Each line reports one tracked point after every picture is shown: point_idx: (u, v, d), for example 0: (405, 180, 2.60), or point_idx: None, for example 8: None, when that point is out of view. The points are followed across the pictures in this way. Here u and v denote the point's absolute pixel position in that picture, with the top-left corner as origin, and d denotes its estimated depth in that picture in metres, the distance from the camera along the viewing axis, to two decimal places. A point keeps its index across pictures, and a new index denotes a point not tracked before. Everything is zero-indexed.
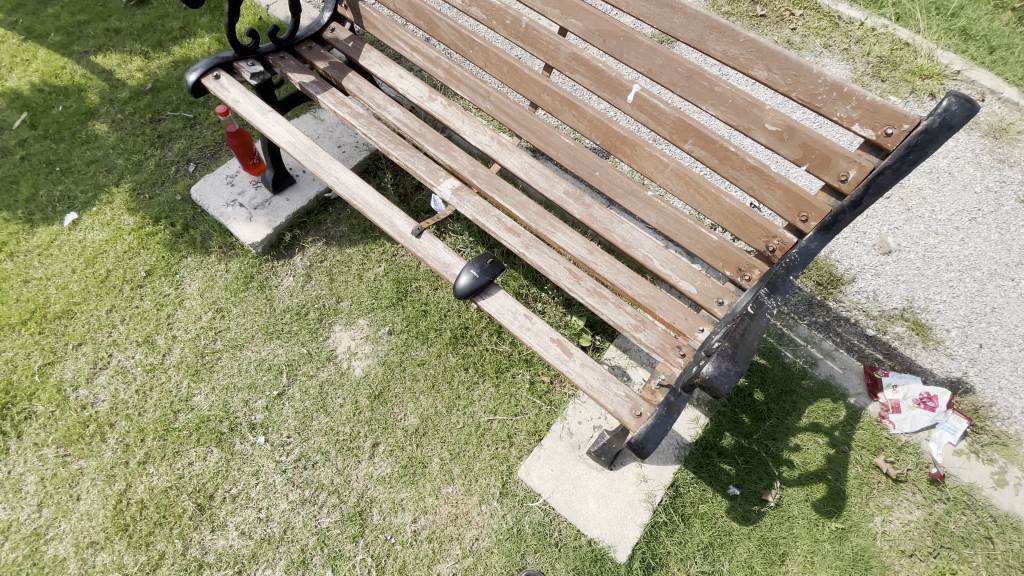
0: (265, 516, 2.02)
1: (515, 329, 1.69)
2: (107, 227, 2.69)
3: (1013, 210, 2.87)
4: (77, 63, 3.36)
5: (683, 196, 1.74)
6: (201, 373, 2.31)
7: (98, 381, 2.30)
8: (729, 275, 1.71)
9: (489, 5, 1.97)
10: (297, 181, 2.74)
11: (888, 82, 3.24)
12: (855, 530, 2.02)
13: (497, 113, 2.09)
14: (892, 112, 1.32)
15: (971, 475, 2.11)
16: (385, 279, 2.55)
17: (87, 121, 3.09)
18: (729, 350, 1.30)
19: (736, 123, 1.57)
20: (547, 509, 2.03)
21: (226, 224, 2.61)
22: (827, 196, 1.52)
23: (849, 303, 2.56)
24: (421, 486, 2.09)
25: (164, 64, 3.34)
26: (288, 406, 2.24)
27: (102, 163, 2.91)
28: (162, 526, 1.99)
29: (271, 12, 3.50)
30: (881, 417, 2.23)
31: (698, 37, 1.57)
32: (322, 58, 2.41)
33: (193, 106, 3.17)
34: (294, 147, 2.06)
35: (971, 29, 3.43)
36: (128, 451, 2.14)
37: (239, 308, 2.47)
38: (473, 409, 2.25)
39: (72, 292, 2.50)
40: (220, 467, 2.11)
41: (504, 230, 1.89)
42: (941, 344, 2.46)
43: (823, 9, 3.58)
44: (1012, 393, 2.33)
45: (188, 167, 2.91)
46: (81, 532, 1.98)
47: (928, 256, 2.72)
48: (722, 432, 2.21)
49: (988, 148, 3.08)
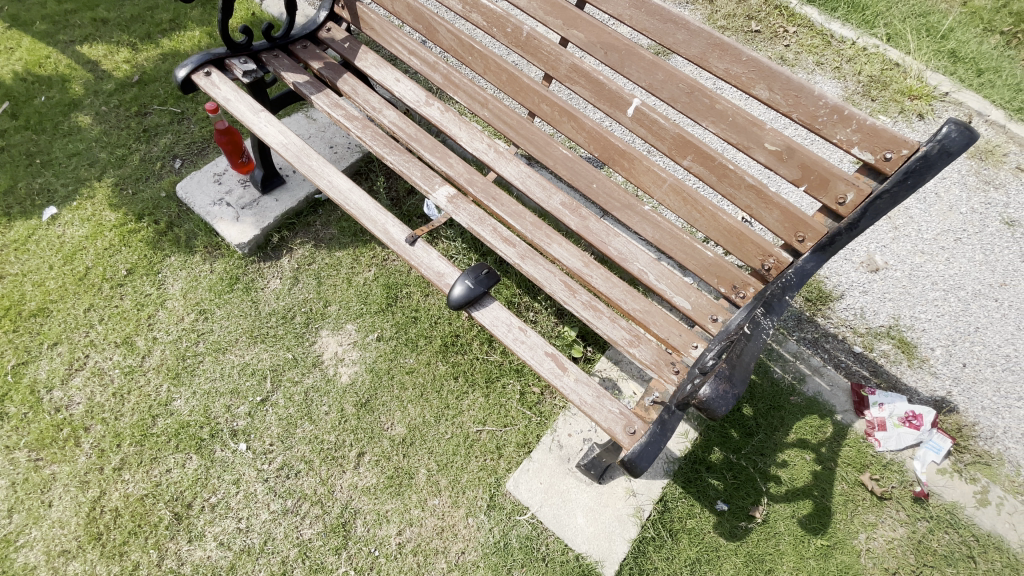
0: (245, 526, 1.96)
1: (508, 342, 1.67)
2: (87, 222, 2.61)
3: (997, 232, 2.92)
4: (61, 52, 3.26)
5: (680, 212, 1.73)
6: (182, 377, 2.25)
7: (73, 383, 2.22)
8: (723, 291, 1.70)
9: (489, 12, 1.95)
10: (287, 181, 2.68)
11: (878, 102, 3.30)
12: (840, 547, 2.03)
13: (495, 121, 2.06)
14: (891, 137, 1.32)
15: (953, 493, 2.13)
16: (375, 284, 2.51)
17: (70, 112, 3.00)
18: (726, 371, 1.29)
19: (735, 141, 1.57)
20: (534, 523, 2.00)
21: (213, 223, 2.54)
22: (824, 217, 1.52)
23: (837, 319, 2.58)
24: (406, 498, 2.05)
25: (152, 57, 3.26)
26: (271, 412, 2.19)
27: (85, 156, 2.83)
28: (137, 536, 1.92)
29: (265, 8, 3.44)
30: (867, 434, 2.24)
31: (701, 53, 1.57)
32: (317, 58, 2.36)
33: (181, 100, 3.09)
34: (286, 149, 2.01)
35: (959, 52, 3.49)
36: (103, 456, 2.07)
37: (223, 309, 2.41)
38: (462, 419, 2.22)
39: (48, 289, 2.41)
40: (199, 475, 2.05)
41: (499, 240, 1.86)
42: (925, 362, 2.49)
43: (816, 27, 3.63)
44: (994, 412, 2.36)
45: (174, 163, 2.83)
46: (52, 540, 1.90)
47: (914, 274, 2.76)
48: (711, 446, 2.20)
49: (974, 170, 3.14)
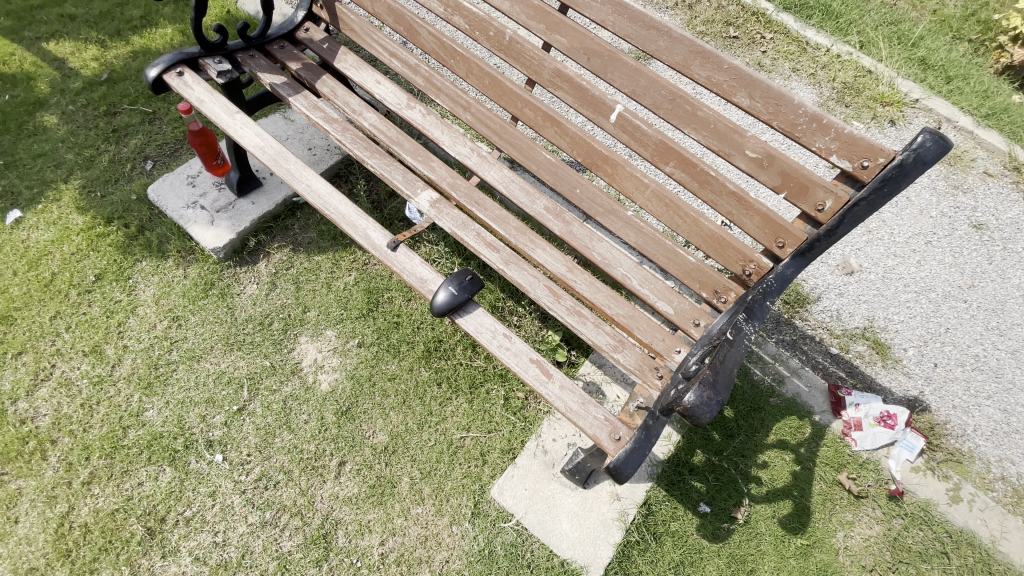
0: (221, 540, 1.91)
1: (493, 349, 1.65)
2: (53, 226, 2.51)
3: (965, 235, 3.02)
4: (26, 49, 3.14)
5: (662, 218, 1.73)
6: (154, 387, 2.17)
7: (39, 395, 2.13)
8: (705, 296, 1.72)
9: (471, 15, 1.93)
10: (264, 184, 2.62)
11: (852, 108, 3.38)
12: (819, 546, 2.06)
13: (477, 124, 2.04)
14: (868, 146, 1.34)
15: (926, 491, 2.19)
16: (355, 289, 2.47)
17: (35, 112, 2.89)
18: (710, 377, 1.30)
19: (716, 147, 1.58)
20: (519, 529, 1.99)
21: (186, 227, 2.47)
22: (803, 223, 1.54)
23: (814, 321, 2.63)
24: (389, 507, 2.01)
25: (122, 55, 3.16)
26: (248, 422, 2.13)
27: (51, 157, 2.72)
28: (108, 552, 1.85)
29: (240, 6, 3.37)
30: (844, 434, 2.29)
31: (683, 61, 1.57)
32: (295, 58, 2.31)
33: (153, 100, 3.00)
34: (263, 152, 1.96)
35: (929, 59, 3.60)
36: (71, 471, 1.98)
37: (198, 316, 2.34)
38: (446, 426, 2.20)
39: (12, 296, 2.32)
40: (173, 488, 1.98)
41: (483, 245, 1.84)
42: (899, 363, 2.55)
43: (792, 34, 3.69)
44: (964, 411, 2.43)
45: (145, 164, 2.74)
46: (18, 558, 1.82)
47: (887, 277, 2.83)
48: (694, 449, 2.22)
49: (943, 175, 3.24)
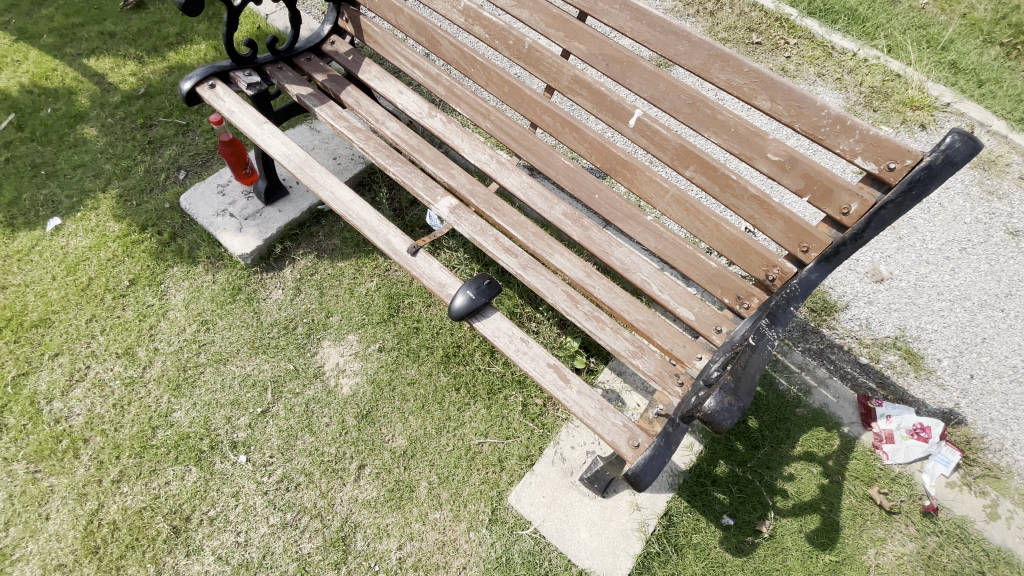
0: (243, 540, 1.94)
1: (510, 353, 1.65)
2: (91, 233, 2.62)
3: (1002, 242, 2.91)
4: (68, 65, 3.31)
5: (682, 222, 1.72)
6: (182, 389, 2.24)
7: (73, 394, 2.21)
8: (728, 302, 1.69)
9: (491, 25, 1.96)
10: (290, 193, 2.70)
11: (880, 113, 3.30)
12: (848, 563, 1.99)
13: (497, 131, 2.06)
14: (894, 148, 1.31)
15: (962, 507, 2.09)
16: (377, 294, 2.50)
17: (75, 124, 3.03)
18: (731, 383, 1.27)
19: (738, 151, 1.57)
20: (537, 538, 1.97)
21: (215, 234, 2.55)
22: (828, 227, 1.51)
23: (843, 330, 2.56)
24: (407, 511, 2.02)
25: (158, 70, 3.30)
26: (271, 424, 2.17)
27: (90, 168, 2.85)
28: (134, 550, 1.90)
29: (270, 22, 3.51)
30: (875, 447, 2.21)
31: (702, 64, 1.57)
32: (322, 70, 2.38)
33: (186, 112, 3.12)
34: (288, 160, 2.01)
35: (960, 63, 3.50)
36: (101, 469, 2.05)
37: (225, 321, 2.40)
38: (464, 431, 2.20)
39: (51, 300, 2.42)
40: (198, 487, 2.03)
41: (501, 250, 1.85)
42: (932, 374, 2.46)
43: (816, 39, 3.64)
44: (1003, 424, 2.32)
45: (178, 174, 2.85)
46: (48, 553, 1.88)
47: (919, 284, 2.74)
48: (716, 459, 2.17)
49: (977, 181, 3.14)
